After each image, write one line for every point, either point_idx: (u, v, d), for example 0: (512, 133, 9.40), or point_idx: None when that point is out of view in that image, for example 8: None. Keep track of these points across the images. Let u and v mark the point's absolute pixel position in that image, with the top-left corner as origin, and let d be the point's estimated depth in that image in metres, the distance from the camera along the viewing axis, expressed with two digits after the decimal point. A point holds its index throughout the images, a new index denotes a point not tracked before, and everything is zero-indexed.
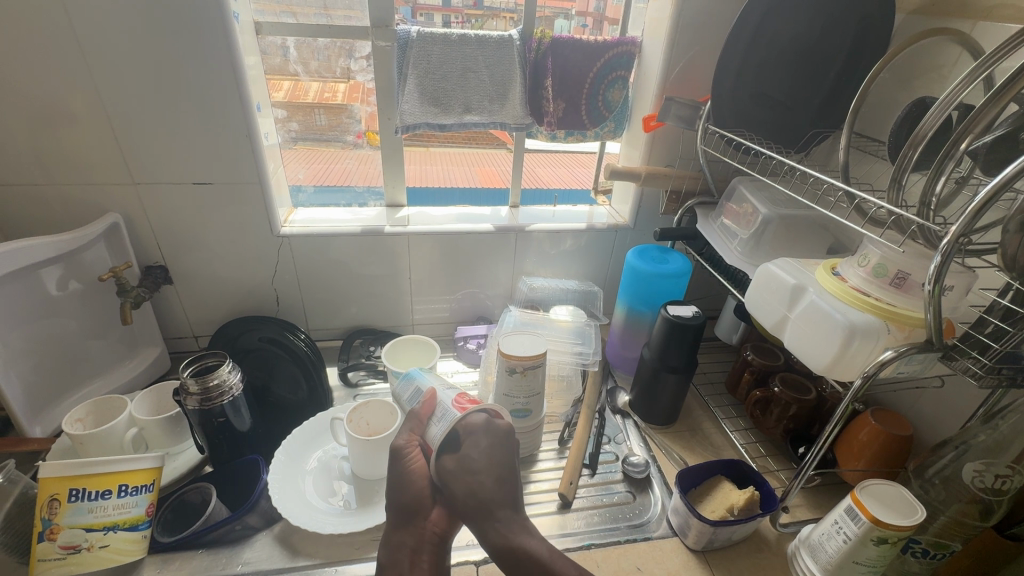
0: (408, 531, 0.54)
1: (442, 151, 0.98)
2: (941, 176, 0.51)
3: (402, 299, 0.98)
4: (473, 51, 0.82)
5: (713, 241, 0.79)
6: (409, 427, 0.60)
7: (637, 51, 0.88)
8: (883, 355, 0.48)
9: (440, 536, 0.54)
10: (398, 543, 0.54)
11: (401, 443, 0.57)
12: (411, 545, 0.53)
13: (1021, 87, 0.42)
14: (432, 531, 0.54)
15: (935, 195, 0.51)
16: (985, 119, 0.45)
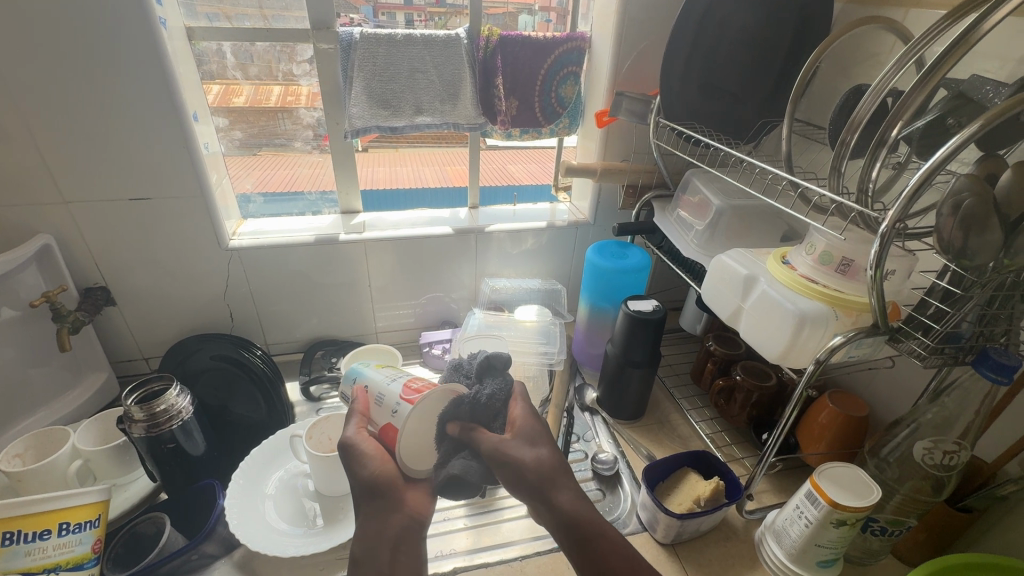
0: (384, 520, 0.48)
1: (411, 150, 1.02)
2: (877, 162, 0.51)
3: (363, 308, 0.96)
4: (420, 52, 0.80)
5: (670, 233, 0.79)
6: (355, 420, 0.55)
7: (587, 46, 0.88)
8: (833, 341, 0.49)
9: (420, 520, 0.48)
10: (376, 536, 0.47)
11: (349, 437, 0.53)
12: (391, 537, 0.47)
13: (947, 70, 0.43)
14: (409, 518, 0.48)
15: (873, 181, 0.51)
16: (915, 104, 0.46)
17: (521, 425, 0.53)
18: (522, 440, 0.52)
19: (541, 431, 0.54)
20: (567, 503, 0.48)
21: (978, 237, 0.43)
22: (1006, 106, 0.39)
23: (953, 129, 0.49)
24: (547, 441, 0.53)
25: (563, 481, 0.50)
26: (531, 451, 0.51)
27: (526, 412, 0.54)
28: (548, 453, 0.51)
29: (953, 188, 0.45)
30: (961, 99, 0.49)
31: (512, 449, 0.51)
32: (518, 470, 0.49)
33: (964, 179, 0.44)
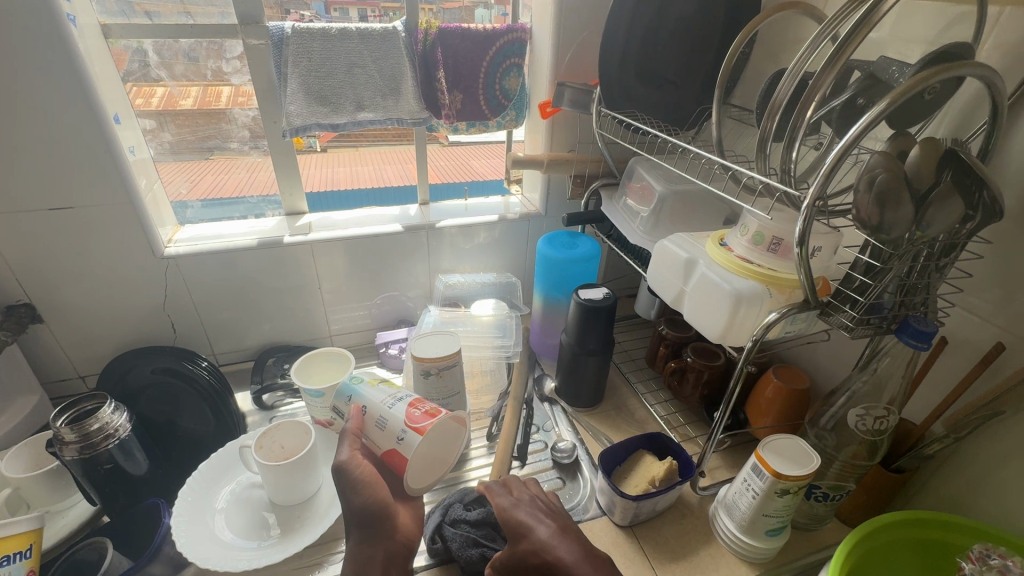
0: (378, 543, 0.55)
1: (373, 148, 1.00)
2: (795, 143, 0.53)
3: (315, 311, 0.94)
4: (357, 46, 0.78)
5: (617, 221, 0.80)
6: (348, 441, 0.58)
7: (528, 37, 0.88)
8: (769, 318, 0.51)
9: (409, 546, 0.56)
10: (370, 558, 0.54)
11: (346, 457, 0.56)
12: (382, 561, 0.54)
13: (857, 46, 0.44)
14: (402, 543, 0.56)
15: (794, 162, 0.53)
16: (826, 83, 0.47)
17: (513, 518, 0.56)
18: (519, 534, 0.55)
19: (530, 513, 0.57)
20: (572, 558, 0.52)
21: (893, 211, 0.46)
22: (909, 83, 0.41)
23: (863, 109, 0.52)
24: (538, 518, 0.56)
25: (563, 544, 0.54)
26: (530, 532, 0.55)
27: (508, 504, 0.58)
28: (545, 529, 0.55)
29: (868, 165, 0.47)
30: (871, 80, 0.51)
31: (518, 545, 0.54)
32: (527, 563, 0.53)
33: (877, 157, 0.47)
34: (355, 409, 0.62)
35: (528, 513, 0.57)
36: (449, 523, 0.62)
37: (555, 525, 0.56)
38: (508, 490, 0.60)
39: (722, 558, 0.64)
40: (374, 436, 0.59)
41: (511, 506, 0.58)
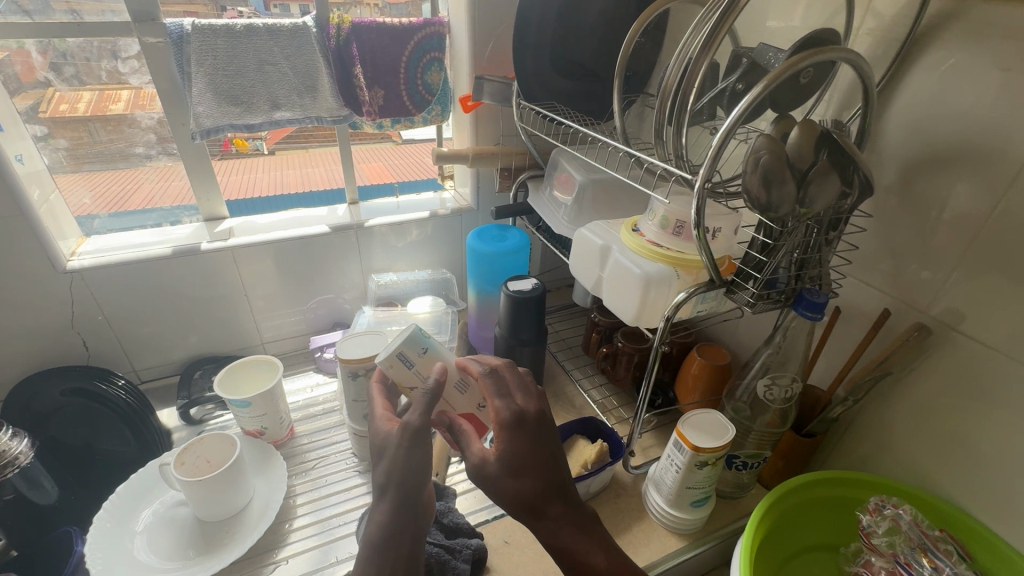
0: (405, 516, 0.52)
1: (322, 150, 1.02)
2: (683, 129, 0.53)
3: (244, 320, 0.91)
4: (266, 42, 0.76)
5: (544, 212, 0.81)
6: (420, 404, 0.53)
7: (447, 31, 0.87)
8: (679, 298, 0.53)
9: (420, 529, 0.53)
10: (400, 527, 0.51)
11: (422, 422, 0.52)
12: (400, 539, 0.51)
13: (733, 23, 0.44)
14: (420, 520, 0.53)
15: (686, 146, 0.53)
16: (703, 69, 0.47)
17: (505, 446, 0.50)
18: (505, 464, 0.49)
19: (525, 452, 0.50)
20: (550, 537, 0.49)
21: (778, 189, 0.48)
22: (784, 65, 0.43)
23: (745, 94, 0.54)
24: (531, 465, 0.50)
25: (549, 508, 0.50)
26: (516, 482, 0.49)
27: (504, 433, 0.50)
28: (532, 484, 0.49)
29: (754, 147, 0.49)
30: (753, 65, 0.54)
31: (502, 476, 0.49)
32: (503, 497, 0.50)
33: (762, 138, 0.49)
34: (441, 368, 0.55)
35: (525, 447, 0.50)
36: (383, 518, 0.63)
37: (549, 473, 0.50)
38: (507, 408, 0.52)
39: (653, 533, 0.66)
40: (451, 394, 0.58)
41: (512, 430, 0.50)
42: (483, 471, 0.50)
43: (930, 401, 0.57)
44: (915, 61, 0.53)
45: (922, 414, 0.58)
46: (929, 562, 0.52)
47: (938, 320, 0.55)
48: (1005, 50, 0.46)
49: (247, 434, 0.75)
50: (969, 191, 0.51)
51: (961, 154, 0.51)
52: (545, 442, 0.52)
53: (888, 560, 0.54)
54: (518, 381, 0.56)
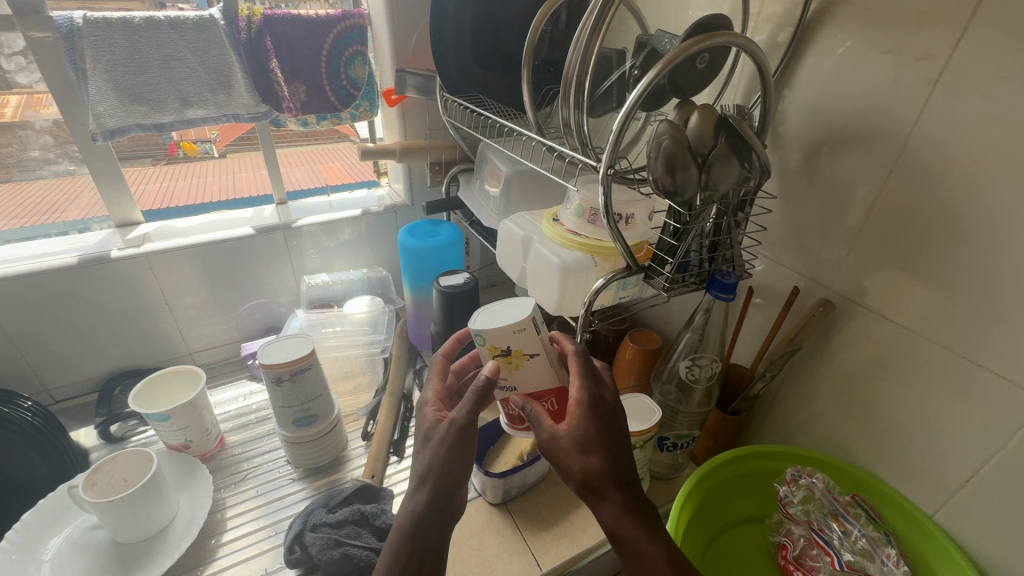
0: (435, 517, 0.45)
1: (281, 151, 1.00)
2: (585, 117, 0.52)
3: (168, 330, 0.86)
4: (170, 36, 0.72)
5: (474, 206, 0.81)
6: (480, 395, 0.47)
7: (368, 23, 0.85)
8: (597, 285, 0.54)
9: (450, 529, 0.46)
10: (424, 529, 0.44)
11: (465, 416, 0.46)
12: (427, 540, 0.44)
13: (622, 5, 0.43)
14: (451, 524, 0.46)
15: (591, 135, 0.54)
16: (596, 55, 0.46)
17: (576, 422, 0.47)
18: (573, 440, 0.46)
19: (600, 432, 0.46)
20: (610, 518, 0.46)
21: (681, 173, 0.48)
22: (677, 50, 0.44)
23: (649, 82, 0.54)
24: (603, 444, 0.46)
25: (612, 494, 0.45)
26: (586, 459, 0.45)
27: (583, 410, 0.47)
28: (601, 463, 0.45)
29: (657, 133, 0.50)
30: (652, 53, 0.53)
31: (574, 450, 0.46)
32: (568, 471, 0.46)
33: (664, 124, 0.49)
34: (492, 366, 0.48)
35: (598, 427, 0.47)
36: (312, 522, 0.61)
37: (625, 458, 0.46)
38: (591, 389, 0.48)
39: (590, 519, 0.67)
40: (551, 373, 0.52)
41: (588, 407, 0.47)
42: (552, 441, 0.46)
43: (839, 372, 0.60)
44: (808, 46, 0.55)
45: (837, 386, 0.61)
46: (839, 526, 0.55)
47: (841, 294, 0.58)
48: (883, 32, 0.49)
49: (170, 449, 0.72)
50: (861, 170, 0.53)
51: (856, 135, 0.53)
52: (623, 431, 0.48)
53: (805, 527, 0.57)
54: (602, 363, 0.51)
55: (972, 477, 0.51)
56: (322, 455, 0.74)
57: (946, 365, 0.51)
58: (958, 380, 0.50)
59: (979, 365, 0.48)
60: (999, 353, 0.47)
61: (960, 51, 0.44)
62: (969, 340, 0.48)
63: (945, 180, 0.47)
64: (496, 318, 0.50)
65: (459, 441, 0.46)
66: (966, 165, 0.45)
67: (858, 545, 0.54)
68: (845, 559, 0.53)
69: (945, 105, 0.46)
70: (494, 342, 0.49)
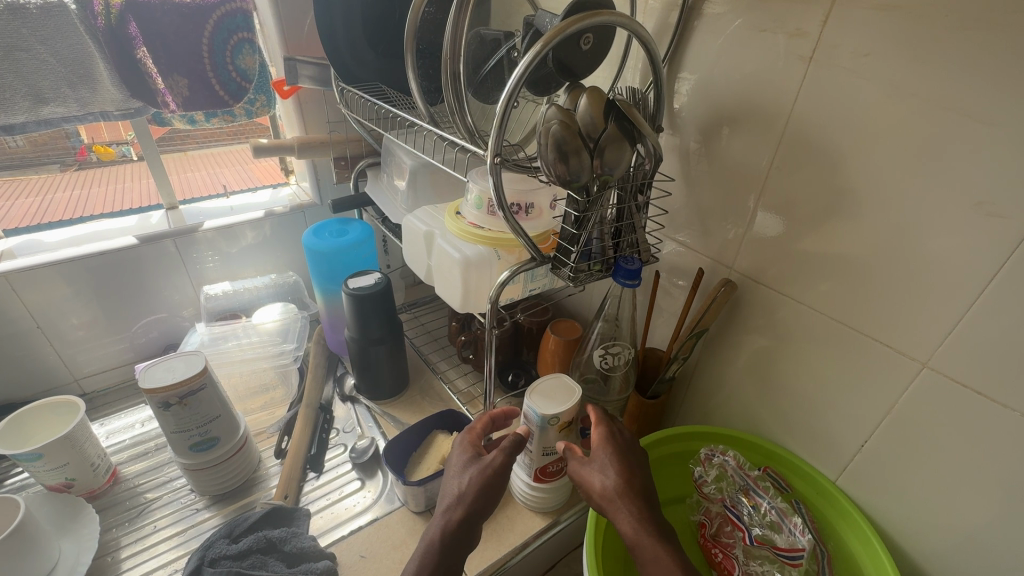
0: (456, 540, 0.48)
1: (201, 153, 0.97)
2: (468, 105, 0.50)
3: (47, 357, 0.77)
4: (8, 23, 0.62)
5: (382, 202, 0.77)
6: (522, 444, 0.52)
7: (252, 8, 0.79)
8: (500, 278, 0.52)
9: (463, 548, 0.48)
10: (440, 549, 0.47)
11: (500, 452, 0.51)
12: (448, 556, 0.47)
13: None
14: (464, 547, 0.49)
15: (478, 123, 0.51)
16: None
17: (597, 448, 0.51)
18: (593, 462, 0.50)
19: (618, 454, 0.50)
20: (629, 527, 0.45)
21: (571, 159, 0.46)
22: (558, 26, 0.41)
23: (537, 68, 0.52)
24: (620, 462, 0.49)
25: (628, 502, 0.46)
26: (602, 476, 0.49)
27: (603, 438, 0.52)
28: (617, 477, 0.48)
29: (546, 118, 0.47)
30: (536, 35, 0.51)
31: (594, 471, 0.49)
32: (588, 492, 0.49)
33: (552, 109, 0.47)
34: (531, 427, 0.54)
35: (617, 453, 0.51)
36: (212, 550, 0.56)
37: (641, 481, 0.49)
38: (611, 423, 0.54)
39: (517, 517, 0.65)
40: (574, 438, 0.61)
41: (607, 436, 0.52)
42: (575, 466, 0.51)
43: (746, 350, 0.61)
44: (695, 27, 0.55)
45: (748, 361, 0.61)
46: (749, 501, 0.57)
47: (743, 274, 0.59)
48: (761, 11, 0.49)
49: (49, 490, 0.64)
50: (754, 148, 0.54)
51: (746, 114, 0.53)
52: (641, 462, 0.51)
53: (719, 505, 0.59)
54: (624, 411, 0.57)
55: (867, 442, 0.53)
56: (230, 479, 0.68)
57: (836, 335, 0.52)
58: (854, 351, 0.51)
59: (864, 334, 0.50)
60: (880, 321, 0.48)
61: (830, 29, 0.44)
62: (854, 310, 0.50)
63: (826, 156, 0.48)
64: (559, 398, 0.58)
65: (495, 474, 0.50)
66: (843, 140, 0.46)
67: (767, 518, 0.55)
68: (755, 533, 0.55)
69: (820, 82, 0.46)
70: (565, 419, 0.57)
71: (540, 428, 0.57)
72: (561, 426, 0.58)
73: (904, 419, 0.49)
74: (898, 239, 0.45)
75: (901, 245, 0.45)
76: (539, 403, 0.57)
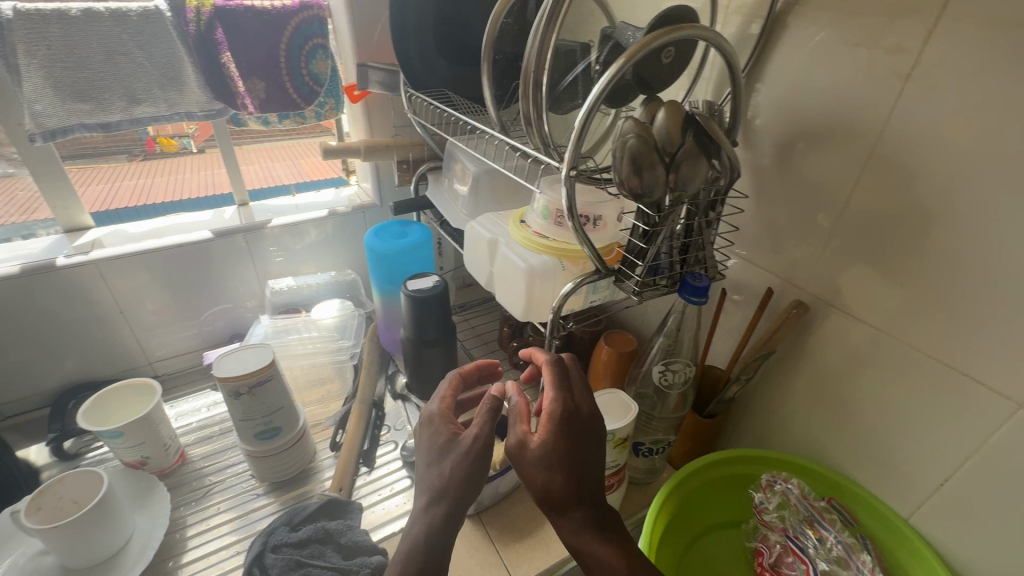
0: (428, 541, 0.45)
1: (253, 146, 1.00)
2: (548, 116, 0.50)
3: (126, 340, 0.82)
4: (112, 29, 0.67)
5: (442, 205, 0.78)
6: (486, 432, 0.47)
7: (327, 15, 0.82)
8: (563, 289, 0.51)
9: (441, 545, 0.45)
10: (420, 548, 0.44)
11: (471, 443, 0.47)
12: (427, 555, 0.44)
13: None
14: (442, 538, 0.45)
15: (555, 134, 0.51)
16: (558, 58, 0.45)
17: (545, 439, 0.45)
18: (542, 460, 0.44)
19: (568, 448, 0.45)
20: (571, 536, 0.44)
21: (645, 173, 0.46)
22: (642, 41, 0.41)
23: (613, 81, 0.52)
24: (571, 458, 0.44)
25: (577, 510, 0.44)
26: (551, 476, 0.44)
27: (552, 428, 0.45)
28: (564, 480, 0.44)
29: (622, 131, 0.47)
30: (616, 47, 0.51)
31: (542, 466, 0.44)
32: (534, 487, 0.45)
33: (629, 122, 0.46)
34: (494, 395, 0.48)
35: (568, 444, 0.45)
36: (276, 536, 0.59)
37: (587, 478, 0.45)
38: (562, 402, 0.46)
39: None
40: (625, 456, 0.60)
41: (558, 424, 0.45)
42: (519, 454, 0.46)
43: (814, 375, 0.59)
44: (778, 39, 0.53)
45: (815, 386, 0.59)
46: (814, 533, 0.55)
47: (815, 296, 0.56)
48: (853, 25, 0.47)
49: (125, 466, 0.68)
50: (835, 166, 0.52)
51: (829, 131, 0.51)
52: (593, 443, 0.46)
53: (780, 534, 0.56)
54: (575, 375, 0.49)
55: (947, 480, 0.50)
56: (288, 468, 0.71)
57: (918, 367, 0.49)
58: (937, 384, 0.48)
59: (950, 367, 0.47)
60: (970, 355, 0.45)
61: (932, 45, 0.42)
62: (941, 340, 0.47)
63: (918, 179, 0.46)
64: (614, 416, 0.58)
65: (462, 467, 0.46)
66: (939, 163, 0.44)
67: (834, 554, 0.53)
68: (820, 568, 0.52)
69: (918, 100, 0.44)
70: (621, 437, 0.57)
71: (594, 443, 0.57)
72: (616, 443, 0.57)
73: (994, 462, 0.46)
74: (998, 270, 0.42)
75: (1000, 276, 0.42)
76: None
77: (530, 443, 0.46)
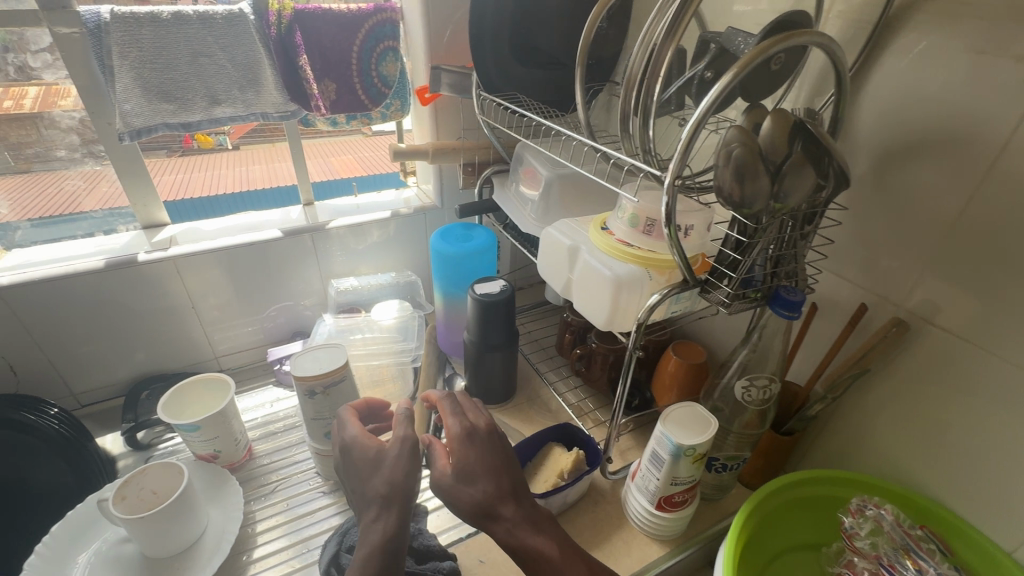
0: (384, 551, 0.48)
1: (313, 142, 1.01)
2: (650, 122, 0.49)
3: (195, 334, 0.84)
4: (198, 31, 0.69)
5: (509, 209, 0.78)
6: (407, 453, 0.54)
7: (399, 18, 0.82)
8: (651, 300, 0.50)
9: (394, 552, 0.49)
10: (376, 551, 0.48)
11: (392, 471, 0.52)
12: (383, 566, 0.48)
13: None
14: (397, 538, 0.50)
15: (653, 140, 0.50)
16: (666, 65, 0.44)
17: (456, 457, 0.53)
18: (461, 476, 0.52)
19: (477, 457, 0.53)
20: (504, 534, 0.50)
21: (750, 184, 0.44)
22: (758, 48, 0.39)
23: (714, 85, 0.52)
24: (484, 467, 0.52)
25: (504, 505, 0.51)
26: (470, 486, 0.51)
27: (457, 444, 0.54)
28: (487, 486, 0.51)
29: (726, 139, 0.45)
30: (720, 51, 0.52)
31: (463, 483, 0.51)
32: (462, 504, 0.51)
33: (733, 131, 0.45)
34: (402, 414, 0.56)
35: (478, 457, 0.53)
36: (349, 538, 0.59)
37: (506, 479, 0.52)
38: (460, 421, 0.55)
39: (634, 542, 0.63)
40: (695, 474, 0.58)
41: (459, 438, 0.54)
42: (439, 478, 0.53)
43: (909, 396, 0.56)
44: (888, 44, 0.51)
45: (908, 409, 0.56)
46: (912, 564, 0.52)
47: (915, 314, 0.54)
48: (979, 31, 0.44)
49: (198, 459, 0.70)
50: (947, 178, 0.49)
51: (943, 142, 0.49)
52: (495, 450, 0.54)
53: (872, 562, 0.54)
54: (468, 400, 0.60)
55: None
56: None
57: None
58: None
59: None
60: None
61: None
62: None
63: None
64: (693, 430, 0.56)
65: (398, 476, 0.52)
66: None
67: None
68: None
69: None
70: (701, 452, 0.55)
71: (672, 457, 0.56)
72: (695, 458, 0.56)
73: None
74: None
75: None
76: (673, 432, 0.56)
77: (446, 467, 0.54)
